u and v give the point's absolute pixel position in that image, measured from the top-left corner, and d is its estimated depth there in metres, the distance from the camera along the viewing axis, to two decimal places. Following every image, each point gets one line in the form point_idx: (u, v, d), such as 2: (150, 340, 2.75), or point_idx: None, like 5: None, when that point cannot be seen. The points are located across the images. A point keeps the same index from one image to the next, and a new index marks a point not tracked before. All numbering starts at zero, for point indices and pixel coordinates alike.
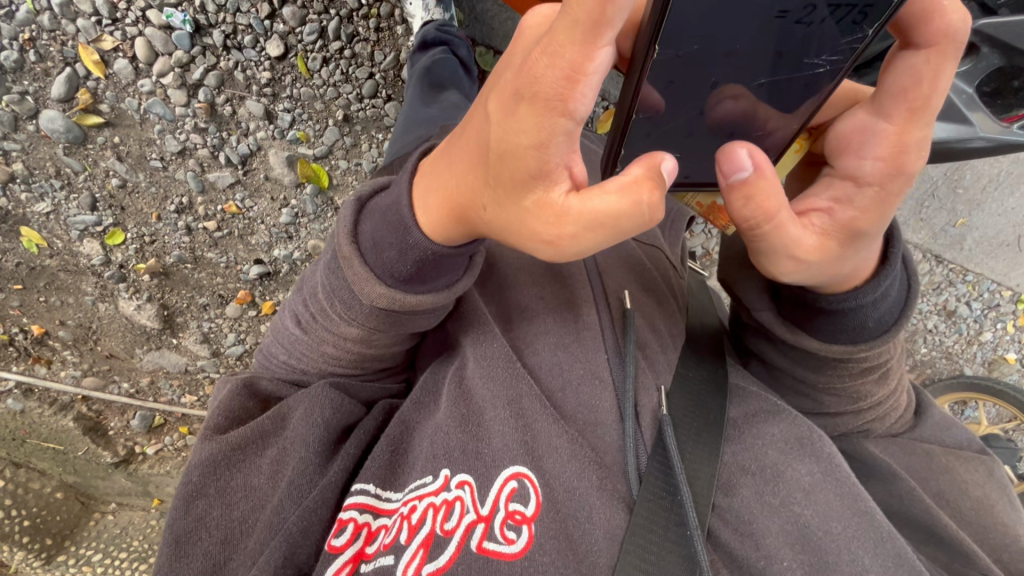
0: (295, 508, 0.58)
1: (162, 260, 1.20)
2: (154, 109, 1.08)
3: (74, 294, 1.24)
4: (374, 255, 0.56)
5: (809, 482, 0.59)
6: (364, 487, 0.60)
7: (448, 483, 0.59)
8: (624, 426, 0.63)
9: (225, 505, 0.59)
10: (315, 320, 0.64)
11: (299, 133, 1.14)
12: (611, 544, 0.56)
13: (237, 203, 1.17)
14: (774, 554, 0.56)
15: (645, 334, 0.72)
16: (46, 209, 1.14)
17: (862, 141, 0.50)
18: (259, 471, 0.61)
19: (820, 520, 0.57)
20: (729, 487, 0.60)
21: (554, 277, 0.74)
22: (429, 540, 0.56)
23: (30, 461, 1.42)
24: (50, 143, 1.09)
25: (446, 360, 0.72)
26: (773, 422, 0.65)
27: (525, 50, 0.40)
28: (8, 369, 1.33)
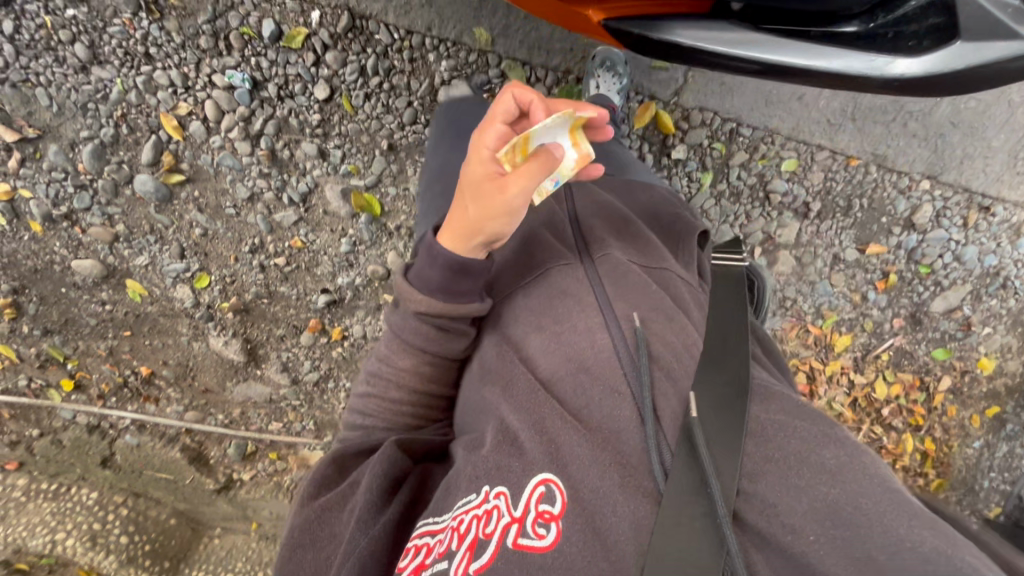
0: (364, 533, 0.64)
1: (242, 297, 1.34)
2: (225, 161, 1.20)
3: (172, 335, 1.39)
4: (417, 277, 0.73)
5: (834, 462, 0.52)
6: (424, 519, 0.64)
7: (488, 495, 0.60)
8: (646, 428, 0.58)
9: (314, 552, 0.66)
10: (373, 389, 0.81)
11: (351, 167, 1.21)
12: (638, 535, 0.51)
13: (301, 237, 1.27)
14: (801, 531, 0.48)
15: (660, 346, 0.67)
16: (145, 261, 1.30)
17: (503, 196, 0.64)
18: (340, 521, 0.68)
19: (856, 500, 0.49)
20: (752, 473, 0.53)
21: (573, 307, 0.74)
22: (475, 545, 0.57)
23: (148, 490, 1.59)
24: (144, 203, 1.24)
25: (480, 403, 0.74)
26: (787, 424, 0.57)
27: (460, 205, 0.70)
28: (124, 408, 1.51)
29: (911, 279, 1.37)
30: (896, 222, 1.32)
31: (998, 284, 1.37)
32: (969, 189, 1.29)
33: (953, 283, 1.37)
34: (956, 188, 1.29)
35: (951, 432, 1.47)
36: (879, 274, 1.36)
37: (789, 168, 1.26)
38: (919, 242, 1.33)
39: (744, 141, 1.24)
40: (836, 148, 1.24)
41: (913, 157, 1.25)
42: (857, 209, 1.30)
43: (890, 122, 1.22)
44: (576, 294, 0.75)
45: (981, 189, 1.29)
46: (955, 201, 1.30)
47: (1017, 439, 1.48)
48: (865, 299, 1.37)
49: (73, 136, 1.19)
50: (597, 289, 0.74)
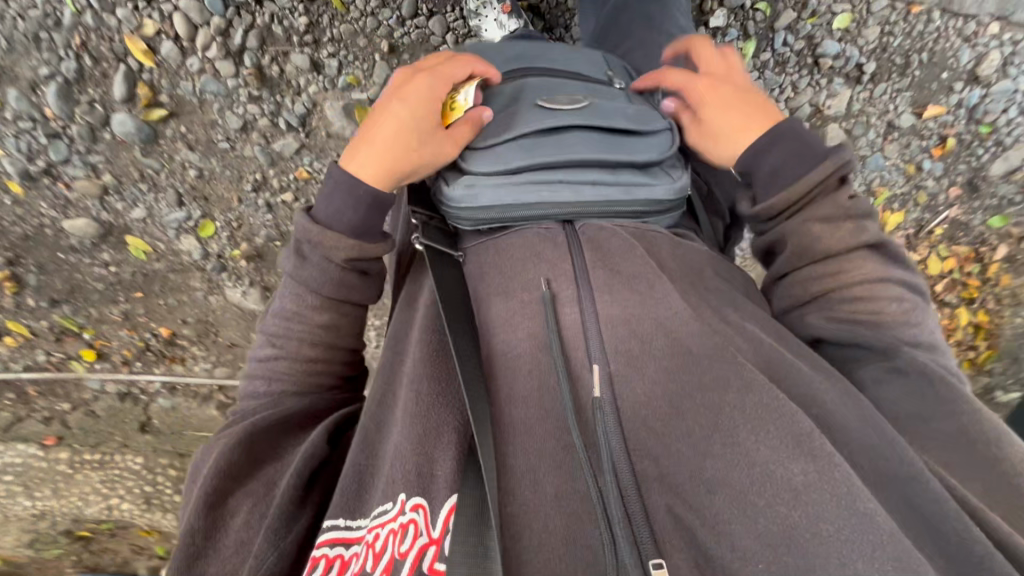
0: (273, 549, 0.50)
1: (253, 242, 1.24)
2: (209, 87, 1.07)
3: (187, 291, 1.32)
4: (336, 220, 0.59)
5: (801, 483, 0.41)
6: (334, 521, 0.48)
7: (401, 507, 0.45)
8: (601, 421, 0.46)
9: (219, 563, 0.52)
10: (280, 351, 0.64)
11: (350, 78, 1.08)
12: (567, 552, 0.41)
13: (307, 167, 1.15)
14: (752, 556, 0.40)
15: (648, 327, 0.51)
16: (142, 213, 1.19)
17: (436, 135, 0.61)
18: (250, 527, 0.54)
19: (807, 522, 0.40)
20: (710, 482, 0.43)
21: (527, 261, 0.57)
22: (392, 571, 0.43)
23: (193, 450, 1.57)
24: (127, 147, 1.11)
25: (395, 368, 0.57)
26: (763, 419, 0.44)
27: (389, 135, 0.61)
28: (152, 372, 1.46)
29: (970, 142, 1.23)
30: (959, 77, 1.18)
31: None
32: None
33: (1016, 141, 1.23)
34: None
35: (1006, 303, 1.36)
36: (936, 139, 1.23)
37: (841, 25, 1.14)
38: (982, 97, 1.19)
39: None
40: None
41: None
42: (915, 66, 1.17)
43: None
44: (540, 243, 0.57)
45: None
46: None
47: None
48: (920, 170, 1.25)
49: (32, 75, 1.04)
50: (575, 249, 0.57)
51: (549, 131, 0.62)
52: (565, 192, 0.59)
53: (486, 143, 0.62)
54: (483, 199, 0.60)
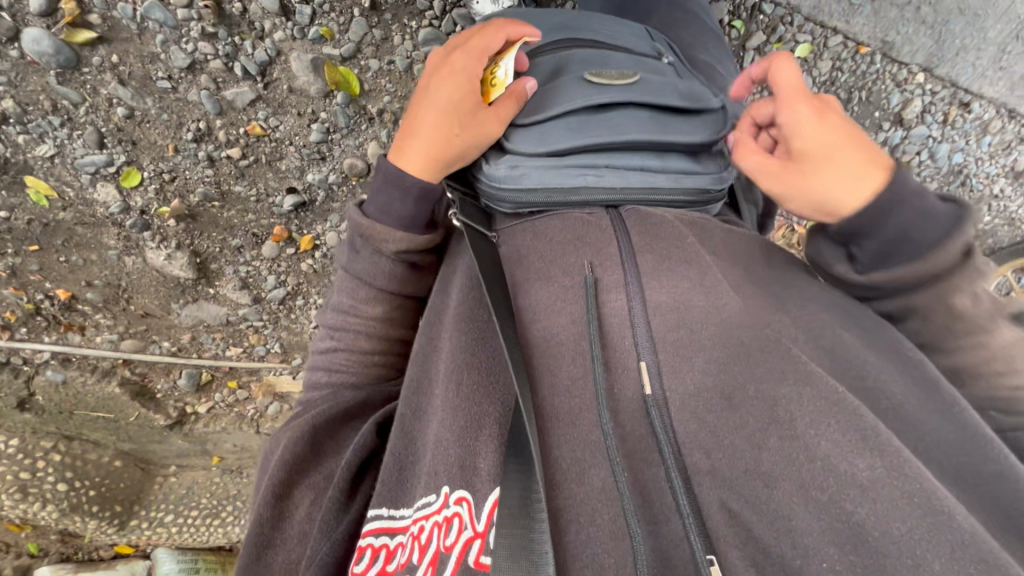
0: (328, 539, 0.56)
1: (186, 200, 1.10)
2: (153, 14, 0.94)
3: (97, 249, 1.14)
4: (388, 216, 0.65)
5: (868, 479, 0.40)
6: (378, 512, 0.56)
7: (447, 500, 0.51)
8: (651, 418, 0.50)
9: (286, 552, 0.59)
10: (338, 343, 0.71)
11: (322, 30, 1.00)
12: (614, 545, 0.45)
13: (260, 122, 1.05)
14: (814, 554, 0.40)
15: (696, 314, 0.54)
16: (49, 151, 1.02)
17: (477, 117, 0.63)
18: (309, 517, 0.60)
19: (875, 521, 0.39)
20: (768, 477, 0.44)
21: (567, 246, 0.61)
22: (437, 560, 0.50)
23: (82, 432, 1.38)
24: (40, 70, 0.95)
25: (432, 353, 0.60)
26: (825, 411, 0.44)
27: (434, 126, 0.64)
28: (40, 340, 1.25)
29: None
30: (889, 117, 1.31)
31: (960, 182, 1.38)
32: (956, 84, 1.29)
33: (924, 181, 1.38)
34: (945, 83, 1.29)
35: None
36: None
37: (802, 54, 1.24)
38: (903, 138, 1.33)
39: (763, 19, 1.22)
40: (848, 33, 1.23)
41: (917, 45, 1.24)
42: (855, 102, 1.29)
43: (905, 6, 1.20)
44: (590, 235, 0.61)
45: (965, 84, 1.29)
46: (941, 96, 1.31)
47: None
48: None
49: None
50: (620, 234, 0.60)
51: (597, 109, 0.64)
52: (611, 177, 0.63)
53: (531, 120, 0.64)
54: (528, 180, 0.62)
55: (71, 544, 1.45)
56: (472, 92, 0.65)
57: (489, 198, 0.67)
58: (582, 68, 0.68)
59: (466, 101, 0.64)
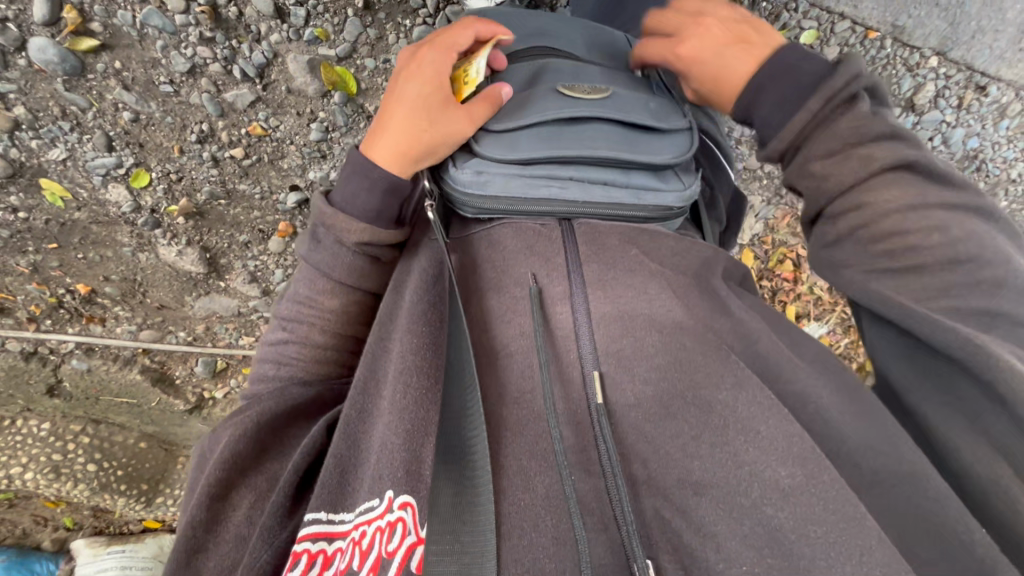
0: (268, 545, 0.54)
1: (193, 199, 1.14)
2: (152, 20, 0.95)
3: (112, 246, 1.19)
4: (353, 206, 0.65)
5: (789, 484, 0.45)
6: (316, 516, 0.53)
7: (390, 505, 0.51)
8: (599, 426, 0.52)
9: (217, 557, 0.56)
10: (292, 336, 0.70)
11: (317, 31, 1.01)
12: (557, 550, 0.46)
13: (261, 123, 1.07)
14: (736, 557, 0.44)
15: (639, 323, 0.57)
16: (61, 155, 1.05)
17: (444, 118, 0.63)
18: (247, 521, 0.58)
19: (793, 522, 0.44)
20: (698, 485, 0.48)
21: (520, 253, 0.62)
22: (378, 567, 0.49)
23: (108, 416, 1.45)
24: (47, 78, 0.97)
25: (382, 354, 0.61)
26: (756, 420, 0.49)
27: (404, 117, 0.64)
28: (64, 332, 1.32)
29: None
30: (899, 103, 1.27)
31: (973, 167, 1.35)
32: (971, 67, 1.24)
33: None
34: (960, 66, 1.25)
35: None
36: None
37: (808, 41, 1.21)
38: (914, 124, 1.29)
39: (767, 7, 1.18)
40: (857, 18, 1.19)
41: (930, 29, 1.20)
42: None
43: None
44: (551, 242, 0.62)
45: (981, 67, 1.24)
46: (956, 80, 1.26)
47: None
48: None
49: None
50: (568, 243, 0.62)
51: (569, 119, 0.64)
52: (579, 191, 0.63)
53: (503, 127, 0.64)
54: (494, 187, 0.63)
55: (104, 518, 1.55)
56: (442, 84, 0.65)
57: (454, 201, 0.66)
58: (556, 79, 0.68)
59: (435, 93, 0.65)
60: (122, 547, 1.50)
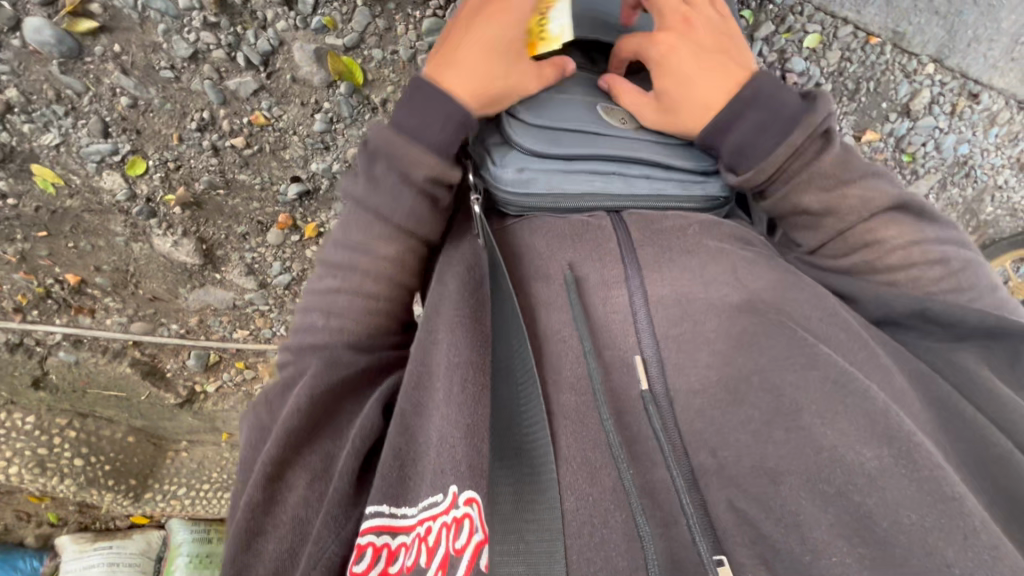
0: (334, 536, 0.55)
1: (191, 188, 1.11)
2: (154, 3, 0.93)
3: (105, 236, 1.16)
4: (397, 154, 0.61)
5: (875, 468, 0.44)
6: (378, 508, 0.53)
7: (456, 500, 0.50)
8: (648, 413, 0.54)
9: (278, 538, 0.58)
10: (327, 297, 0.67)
11: (326, 20, 0.99)
12: (630, 547, 0.49)
13: (264, 112, 1.05)
14: (825, 548, 0.44)
15: (698, 305, 0.57)
16: (55, 140, 1.02)
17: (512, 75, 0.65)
18: (304, 503, 0.59)
19: (884, 509, 0.43)
20: (774, 473, 0.48)
21: (565, 238, 0.62)
22: (446, 563, 0.50)
23: (95, 410, 1.41)
24: (42, 60, 0.94)
25: (433, 346, 0.59)
26: (832, 403, 0.48)
27: (466, 51, 0.64)
28: (51, 323, 1.28)
29: (893, 168, 1.37)
30: (895, 108, 1.30)
31: (964, 173, 1.38)
32: (965, 74, 1.28)
33: (927, 172, 1.38)
34: (954, 74, 1.28)
35: None
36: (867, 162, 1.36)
37: (810, 45, 1.22)
38: (909, 129, 1.32)
39: (772, 10, 1.19)
40: (858, 23, 1.21)
41: (928, 36, 1.23)
42: (863, 93, 1.28)
43: None
44: (606, 226, 0.62)
45: (974, 75, 1.28)
46: (950, 87, 1.29)
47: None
48: None
49: None
50: (619, 229, 0.62)
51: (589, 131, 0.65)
52: (622, 185, 0.64)
53: (532, 124, 0.65)
54: (536, 185, 0.63)
55: (89, 514, 1.51)
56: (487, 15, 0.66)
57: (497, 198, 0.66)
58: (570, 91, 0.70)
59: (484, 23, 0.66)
60: (109, 543, 1.47)
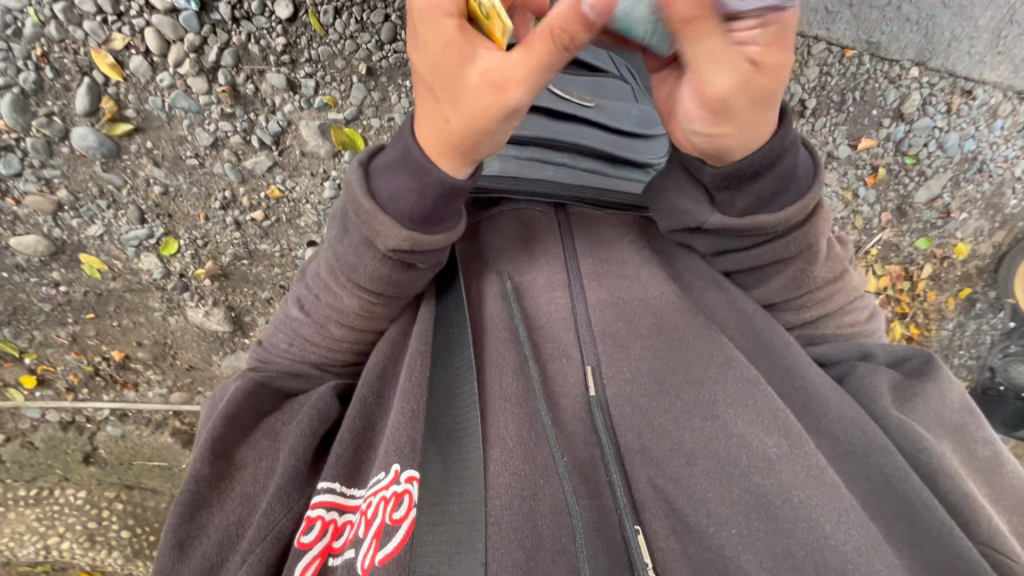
0: (282, 512, 0.60)
1: (218, 261, 1.21)
2: (179, 103, 1.06)
3: (144, 312, 1.26)
4: (391, 205, 0.58)
5: (774, 454, 0.55)
6: (330, 486, 0.62)
7: (398, 477, 0.58)
8: (593, 415, 0.60)
9: (222, 513, 0.62)
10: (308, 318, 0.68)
11: (326, 98, 1.10)
12: (555, 518, 0.53)
13: (278, 185, 1.15)
14: (725, 521, 0.53)
15: (637, 315, 0.67)
16: (99, 231, 1.14)
17: (468, 87, 0.54)
18: (253, 482, 0.64)
19: (778, 489, 0.53)
20: (691, 456, 0.57)
21: (518, 247, 0.73)
22: (381, 532, 0.56)
23: (141, 481, 1.47)
24: (87, 162, 1.08)
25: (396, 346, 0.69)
26: (742, 397, 0.60)
27: (461, 132, 0.55)
28: (99, 399, 1.37)
29: (898, 171, 1.35)
30: (886, 114, 1.30)
31: (975, 169, 1.35)
32: (953, 73, 1.28)
33: (935, 172, 1.35)
34: (942, 74, 1.28)
35: (929, 317, 1.48)
36: (869, 168, 1.34)
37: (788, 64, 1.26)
38: (907, 132, 1.32)
39: None
40: (831, 39, 1.24)
41: (905, 42, 1.25)
42: (850, 103, 1.29)
43: (885, 6, 1.22)
44: (544, 239, 0.73)
45: (963, 73, 1.28)
46: (940, 87, 1.29)
47: (984, 317, 1.48)
48: (856, 196, 1.36)
49: None
50: (568, 249, 0.72)
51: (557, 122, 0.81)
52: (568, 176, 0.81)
53: None
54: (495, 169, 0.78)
55: None
56: (472, 94, 0.54)
57: None
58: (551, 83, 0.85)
59: (470, 104, 0.54)
60: None
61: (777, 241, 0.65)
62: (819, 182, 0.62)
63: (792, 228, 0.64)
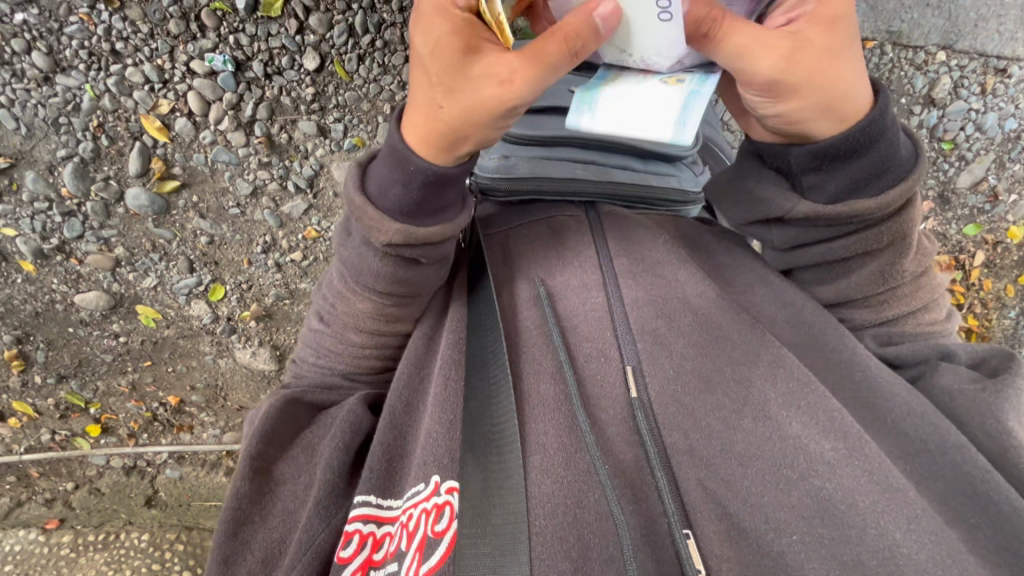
0: (321, 526, 0.61)
1: (262, 302, 1.26)
2: (221, 157, 1.13)
3: (196, 356, 1.32)
4: (382, 199, 0.61)
5: (833, 456, 0.53)
6: (366, 499, 0.62)
7: (438, 488, 0.60)
8: (636, 416, 0.60)
9: (263, 531, 0.63)
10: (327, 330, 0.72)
11: (355, 140, 1.16)
12: (601, 526, 0.53)
13: (315, 227, 1.21)
14: (785, 526, 0.51)
15: (679, 312, 0.66)
16: (152, 282, 1.21)
17: (470, 78, 0.55)
18: (291, 498, 0.66)
19: (842, 493, 0.51)
20: (744, 457, 0.55)
21: (547, 250, 0.74)
22: (424, 545, 0.57)
23: (199, 521, 1.49)
24: (140, 219, 1.16)
25: (425, 355, 0.71)
26: (795, 397, 0.58)
27: (463, 122, 0.56)
28: (159, 443, 1.43)
29: (936, 158, 1.30)
30: (917, 101, 1.27)
31: (1019, 149, 1.30)
32: (984, 53, 1.24)
33: (976, 156, 1.30)
34: (972, 55, 1.24)
35: (988, 306, 1.40)
36: None
37: None
38: (940, 118, 1.28)
39: None
40: None
41: (928, 28, 1.22)
42: None
43: None
44: (573, 242, 0.74)
45: (995, 51, 1.24)
46: (971, 68, 1.25)
47: None
48: None
49: (50, 158, 1.09)
50: (602, 254, 0.73)
51: None
52: (597, 172, 0.79)
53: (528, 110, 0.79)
54: (517, 171, 0.78)
55: None
56: (480, 87, 0.54)
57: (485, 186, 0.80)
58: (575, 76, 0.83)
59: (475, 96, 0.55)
60: None
61: (871, 228, 0.63)
62: (921, 165, 0.61)
63: (888, 215, 0.62)
